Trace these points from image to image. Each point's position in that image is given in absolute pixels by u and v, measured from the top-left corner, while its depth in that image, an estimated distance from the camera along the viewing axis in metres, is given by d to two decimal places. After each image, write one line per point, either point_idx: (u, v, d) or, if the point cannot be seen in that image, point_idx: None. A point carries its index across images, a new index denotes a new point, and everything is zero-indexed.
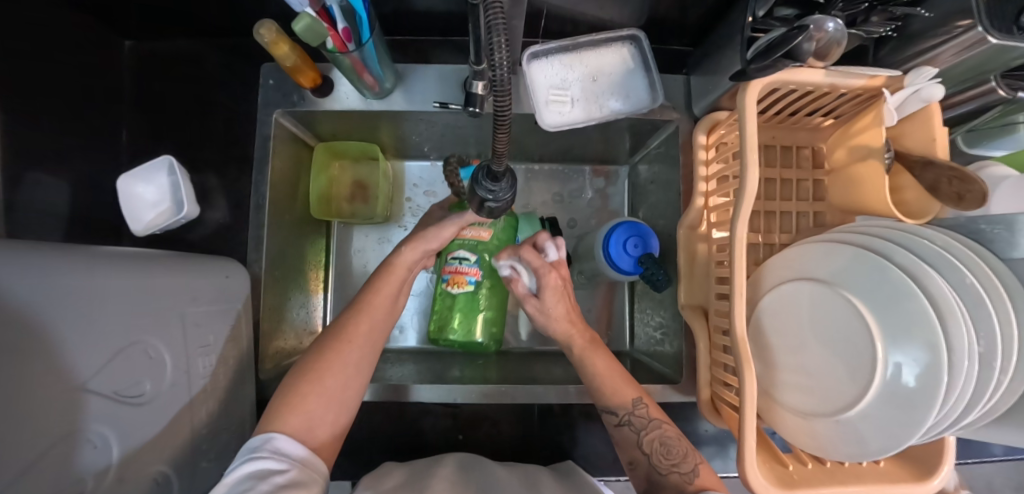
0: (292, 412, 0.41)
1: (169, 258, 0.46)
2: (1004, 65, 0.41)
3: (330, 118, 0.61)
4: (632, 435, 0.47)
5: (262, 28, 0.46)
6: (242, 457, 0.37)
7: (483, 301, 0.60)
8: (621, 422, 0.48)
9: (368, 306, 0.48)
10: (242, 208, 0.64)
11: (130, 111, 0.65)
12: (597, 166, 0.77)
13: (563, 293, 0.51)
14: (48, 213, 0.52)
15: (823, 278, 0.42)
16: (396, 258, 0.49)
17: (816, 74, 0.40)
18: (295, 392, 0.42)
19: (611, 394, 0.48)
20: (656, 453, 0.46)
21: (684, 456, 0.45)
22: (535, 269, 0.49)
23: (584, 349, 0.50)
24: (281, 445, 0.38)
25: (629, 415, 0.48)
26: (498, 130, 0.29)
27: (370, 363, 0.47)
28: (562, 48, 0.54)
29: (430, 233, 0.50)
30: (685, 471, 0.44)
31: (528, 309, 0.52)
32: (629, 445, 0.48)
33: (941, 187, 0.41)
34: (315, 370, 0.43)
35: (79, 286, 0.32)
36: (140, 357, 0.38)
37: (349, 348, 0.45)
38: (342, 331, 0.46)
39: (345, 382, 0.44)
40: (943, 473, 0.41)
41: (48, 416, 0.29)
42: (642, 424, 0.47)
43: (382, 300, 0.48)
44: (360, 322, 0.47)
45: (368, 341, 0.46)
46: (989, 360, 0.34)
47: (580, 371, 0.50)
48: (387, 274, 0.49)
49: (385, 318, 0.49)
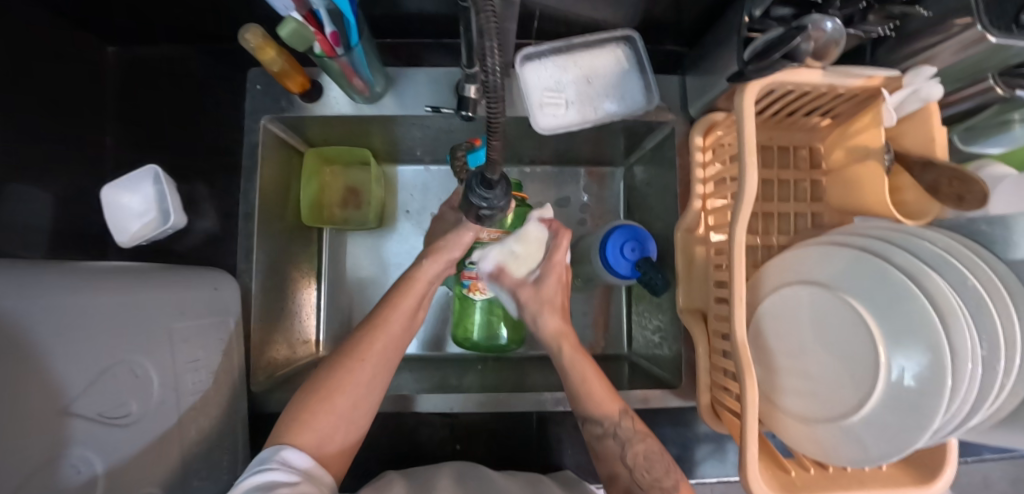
0: (304, 429, 0.40)
1: (157, 271, 0.45)
2: (1002, 64, 0.40)
3: (319, 124, 0.60)
4: (617, 448, 0.46)
5: (248, 33, 0.45)
6: (250, 470, 0.36)
7: (504, 304, 0.62)
8: (605, 434, 0.47)
9: (384, 323, 0.46)
10: (232, 217, 0.63)
11: (113, 119, 0.63)
12: (592, 168, 0.76)
13: (552, 304, 0.51)
14: (30, 227, 0.50)
15: (822, 280, 0.41)
16: (417, 271, 0.48)
17: (814, 74, 0.40)
18: (303, 409, 0.41)
19: (595, 404, 0.47)
20: (639, 468, 0.45)
21: (666, 474, 0.45)
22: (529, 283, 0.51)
23: (570, 354, 0.50)
24: (289, 458, 0.37)
25: (615, 426, 0.47)
26: (491, 137, 0.29)
27: (383, 380, 0.45)
28: (556, 50, 0.53)
29: (453, 240, 0.48)
30: (666, 488, 0.44)
31: (523, 294, 0.51)
32: (611, 458, 0.47)
33: (940, 188, 0.41)
34: (326, 390, 0.42)
35: (57, 303, 0.31)
36: (126, 375, 0.37)
37: (358, 365, 0.44)
38: (357, 349, 0.44)
39: (356, 401, 0.43)
40: (946, 476, 0.41)
41: (30, 440, 0.27)
42: (628, 436, 0.47)
43: (398, 316, 0.47)
44: (374, 340, 0.45)
45: (381, 360, 0.45)
46: (992, 363, 0.34)
47: (563, 373, 0.49)
48: (405, 289, 0.48)
49: (400, 336, 0.47)
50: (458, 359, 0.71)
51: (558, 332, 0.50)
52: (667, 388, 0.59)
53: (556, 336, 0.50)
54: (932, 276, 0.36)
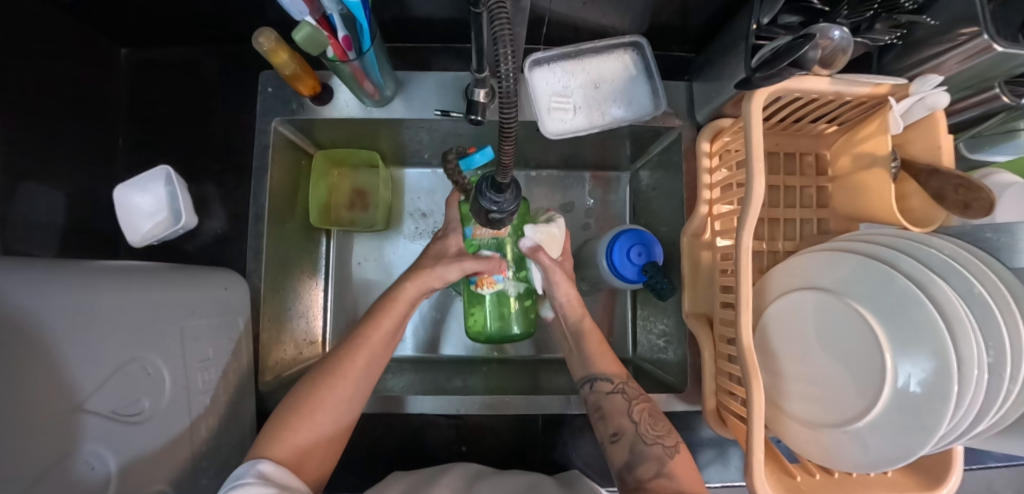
0: (281, 444, 0.41)
1: (169, 270, 0.45)
2: (1007, 73, 0.40)
3: (329, 126, 0.61)
4: (624, 403, 0.50)
5: (262, 36, 0.45)
6: (226, 487, 0.35)
7: (514, 295, 0.58)
8: (613, 390, 0.51)
9: (366, 341, 0.48)
10: (241, 218, 0.63)
11: (125, 120, 0.64)
12: (597, 172, 0.76)
13: (568, 277, 0.57)
14: (43, 227, 0.51)
15: (826, 287, 0.42)
16: (398, 293, 0.51)
17: (821, 81, 0.40)
18: (284, 426, 0.42)
19: (605, 364, 0.53)
20: (643, 424, 0.48)
21: (667, 431, 0.48)
22: (547, 264, 0.54)
23: (584, 328, 0.56)
24: (267, 470, 0.37)
25: (623, 383, 0.52)
26: (503, 141, 0.29)
27: (361, 398, 0.47)
28: (565, 55, 0.54)
29: (438, 270, 0.50)
30: (668, 445, 0.46)
31: (547, 262, 0.53)
32: (618, 413, 0.50)
33: (946, 195, 0.41)
34: (306, 406, 0.43)
35: (71, 302, 0.31)
36: (139, 373, 0.37)
37: (340, 382, 0.45)
38: (337, 367, 0.46)
39: (338, 417, 0.45)
40: (951, 483, 0.41)
41: (44, 437, 0.28)
42: (632, 394, 0.51)
43: (380, 335, 0.48)
44: (356, 357, 0.47)
45: (362, 376, 0.47)
46: (999, 370, 0.34)
47: (580, 343, 0.56)
48: (386, 308, 0.50)
49: (382, 350, 0.48)
50: (461, 361, 0.72)
51: (571, 299, 0.57)
52: (671, 391, 0.59)
53: (571, 302, 0.57)
54: (938, 283, 0.36)
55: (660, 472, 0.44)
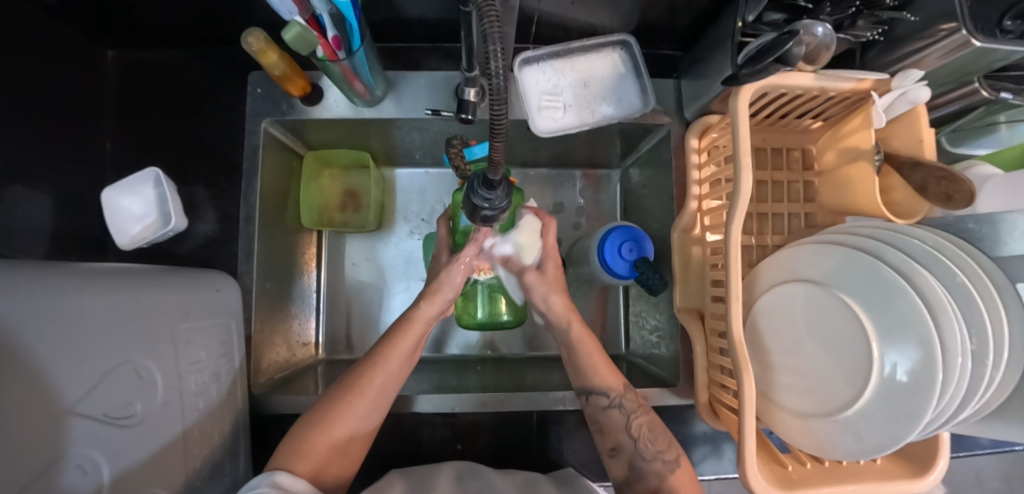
0: (302, 458, 0.41)
1: (159, 273, 0.45)
2: (986, 67, 0.41)
3: (320, 127, 0.61)
4: (622, 417, 0.49)
5: (250, 36, 0.46)
6: None
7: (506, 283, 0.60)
8: (611, 405, 0.50)
9: (383, 359, 0.47)
10: (232, 220, 0.63)
11: (113, 122, 0.63)
12: (588, 171, 0.77)
13: (555, 286, 0.55)
14: (30, 230, 0.50)
15: (815, 279, 0.42)
16: (416, 312, 0.50)
17: (806, 77, 0.41)
18: (302, 440, 0.42)
19: (603, 377, 0.51)
20: (643, 439, 0.48)
21: (668, 446, 0.48)
22: (516, 270, 0.55)
23: (575, 338, 0.53)
24: (280, 479, 0.37)
25: (621, 397, 0.50)
26: (494, 138, 0.29)
27: (379, 413, 0.47)
28: (554, 54, 0.54)
29: (444, 282, 0.51)
30: (667, 460, 0.47)
31: (517, 269, 0.55)
32: (616, 429, 0.49)
33: (929, 187, 0.42)
34: (324, 421, 0.44)
35: (62, 304, 0.31)
36: (130, 376, 0.37)
37: (357, 399, 0.45)
38: (353, 383, 0.46)
39: (355, 430, 0.45)
40: (939, 468, 0.42)
41: (34, 438, 0.27)
42: (631, 407, 0.50)
43: (397, 354, 0.48)
44: (372, 375, 0.46)
45: (379, 395, 0.46)
46: (982, 358, 0.35)
47: (569, 353, 0.54)
48: (405, 330, 0.50)
49: (400, 369, 0.48)
50: (455, 361, 0.72)
51: (565, 310, 0.54)
52: (664, 386, 0.59)
53: (565, 313, 0.54)
54: (923, 274, 0.37)
55: (660, 487, 0.46)
